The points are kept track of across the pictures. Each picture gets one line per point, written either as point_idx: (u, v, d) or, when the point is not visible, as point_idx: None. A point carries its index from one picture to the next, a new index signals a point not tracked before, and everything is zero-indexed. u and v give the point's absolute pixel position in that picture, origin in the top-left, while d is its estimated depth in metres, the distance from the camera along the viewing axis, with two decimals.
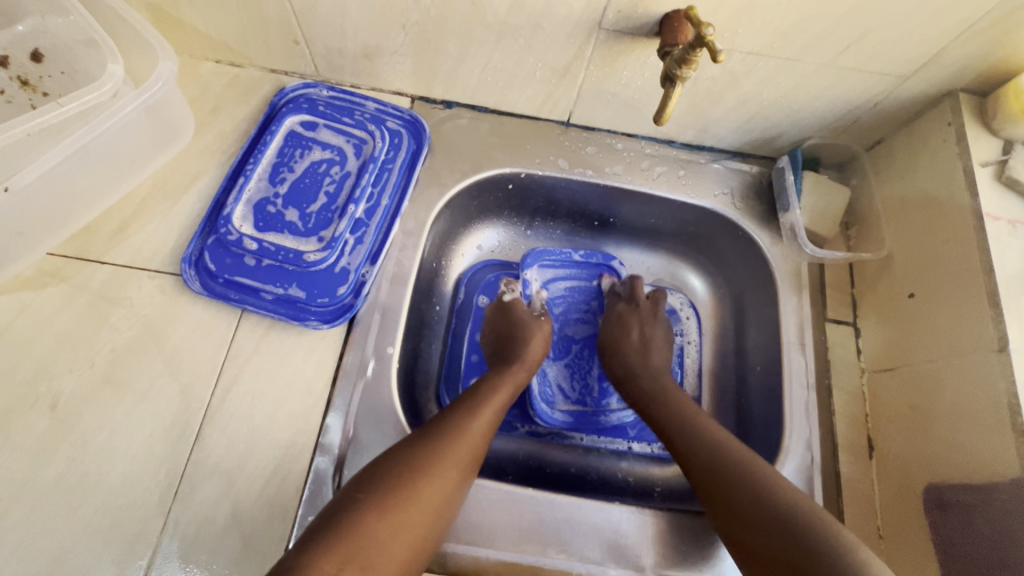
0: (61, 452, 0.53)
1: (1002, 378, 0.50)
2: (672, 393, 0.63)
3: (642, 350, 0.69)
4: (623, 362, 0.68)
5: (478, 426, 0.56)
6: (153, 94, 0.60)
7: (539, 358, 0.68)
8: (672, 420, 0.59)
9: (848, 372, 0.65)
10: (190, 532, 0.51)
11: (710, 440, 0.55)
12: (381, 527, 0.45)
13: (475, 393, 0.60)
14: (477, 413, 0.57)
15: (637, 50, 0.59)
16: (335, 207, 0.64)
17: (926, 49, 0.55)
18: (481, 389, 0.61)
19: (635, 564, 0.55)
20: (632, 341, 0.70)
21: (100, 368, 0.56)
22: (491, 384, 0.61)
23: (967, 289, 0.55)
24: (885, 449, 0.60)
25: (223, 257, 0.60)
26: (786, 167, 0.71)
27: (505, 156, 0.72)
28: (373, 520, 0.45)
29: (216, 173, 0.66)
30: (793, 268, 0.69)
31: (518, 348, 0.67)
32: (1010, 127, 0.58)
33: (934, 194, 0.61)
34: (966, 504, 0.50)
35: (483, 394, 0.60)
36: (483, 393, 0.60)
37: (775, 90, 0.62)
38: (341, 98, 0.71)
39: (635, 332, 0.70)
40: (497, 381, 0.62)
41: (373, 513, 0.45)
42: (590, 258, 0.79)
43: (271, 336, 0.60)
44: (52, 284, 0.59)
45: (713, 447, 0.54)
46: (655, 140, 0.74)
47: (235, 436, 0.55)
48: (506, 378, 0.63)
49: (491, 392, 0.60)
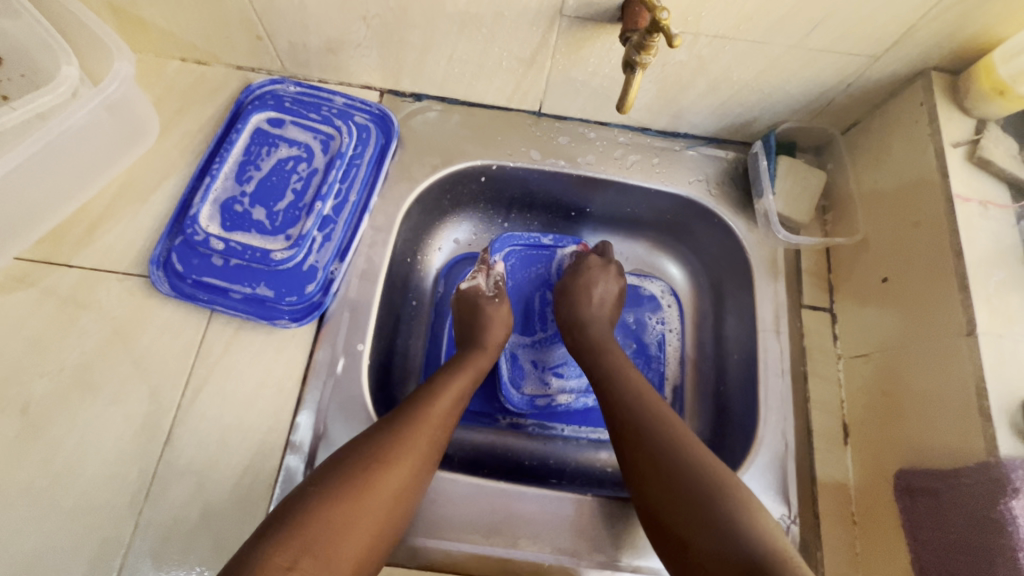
0: (33, 456, 0.53)
1: (970, 363, 0.49)
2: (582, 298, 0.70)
3: (597, 308, 0.69)
4: (575, 311, 0.69)
5: (436, 411, 0.56)
6: (110, 95, 0.59)
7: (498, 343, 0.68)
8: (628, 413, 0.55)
9: (824, 359, 0.64)
10: (163, 531, 0.52)
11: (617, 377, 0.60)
12: (336, 513, 0.45)
13: (435, 379, 0.60)
14: (435, 399, 0.57)
15: (601, 37, 0.58)
16: (302, 204, 0.64)
17: (894, 29, 0.54)
18: (440, 375, 0.61)
19: (607, 555, 0.55)
20: (589, 295, 0.70)
21: (69, 371, 0.56)
22: (452, 370, 0.62)
23: (938, 273, 0.54)
24: (859, 434, 0.60)
25: (190, 258, 0.60)
26: (760, 152, 0.70)
27: (476, 148, 0.71)
28: (325, 509, 0.45)
29: (182, 174, 0.65)
30: (769, 254, 0.68)
31: (478, 332, 0.67)
32: (982, 105, 0.57)
33: (907, 176, 0.60)
34: (935, 491, 0.50)
35: (443, 379, 0.60)
36: (441, 377, 0.60)
37: (744, 73, 0.61)
38: (308, 93, 0.70)
39: (598, 289, 0.70)
40: (458, 367, 0.62)
41: (323, 502, 0.46)
42: (562, 242, 0.78)
43: (241, 336, 0.60)
44: (21, 288, 0.58)
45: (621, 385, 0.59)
46: (628, 128, 0.73)
47: (206, 436, 0.55)
48: (465, 365, 0.63)
49: (449, 378, 0.60)
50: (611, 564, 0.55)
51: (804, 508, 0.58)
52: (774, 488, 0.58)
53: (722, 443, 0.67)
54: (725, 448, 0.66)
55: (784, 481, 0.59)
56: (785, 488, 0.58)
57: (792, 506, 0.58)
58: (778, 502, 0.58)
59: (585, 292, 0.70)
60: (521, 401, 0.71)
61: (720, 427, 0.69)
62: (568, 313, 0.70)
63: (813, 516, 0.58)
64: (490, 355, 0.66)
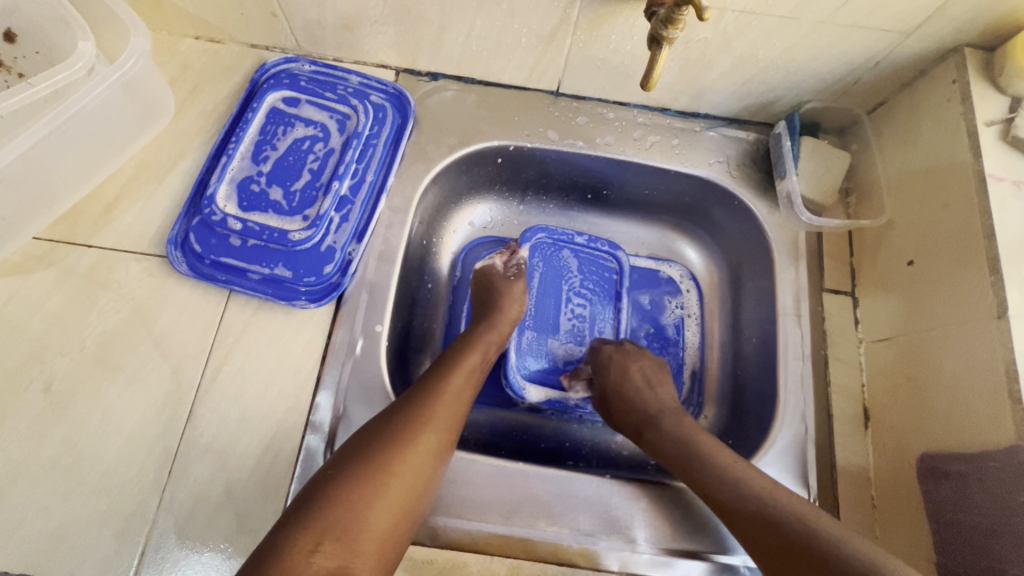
0: (57, 433, 0.53)
1: (1000, 345, 0.49)
2: (626, 388, 0.64)
3: (639, 396, 0.63)
4: (634, 414, 0.63)
5: (449, 392, 0.55)
6: (129, 70, 0.59)
7: (511, 319, 0.66)
8: (718, 483, 0.52)
9: (845, 343, 0.64)
10: (186, 508, 0.52)
11: (682, 437, 0.58)
12: (356, 493, 0.45)
13: (445, 360, 0.60)
14: (447, 378, 0.56)
15: (623, 13, 0.57)
16: (319, 184, 0.63)
17: (927, 5, 0.52)
18: (451, 355, 0.60)
19: (626, 535, 0.56)
20: (638, 383, 0.64)
21: (91, 350, 0.56)
22: (462, 348, 0.61)
23: (968, 254, 0.53)
24: (880, 418, 0.59)
25: (209, 238, 0.60)
26: (784, 133, 0.68)
27: (493, 129, 0.70)
28: (344, 490, 0.45)
29: (198, 155, 0.65)
30: (790, 237, 0.68)
31: (491, 308, 0.67)
32: (1017, 83, 0.55)
33: (937, 157, 0.59)
34: (959, 473, 0.50)
35: (453, 359, 0.59)
36: (453, 356, 0.60)
37: (770, 51, 0.60)
38: (323, 72, 0.69)
39: (635, 370, 0.65)
40: (469, 345, 0.62)
41: (342, 483, 0.46)
42: (594, 244, 0.77)
43: (260, 316, 0.59)
44: (42, 268, 0.59)
45: (695, 447, 0.56)
46: (648, 109, 0.72)
47: (227, 416, 0.55)
48: (476, 345, 0.62)
49: (460, 358, 0.59)
50: (630, 544, 0.55)
51: (824, 492, 0.58)
52: (794, 472, 0.58)
53: (739, 427, 0.67)
54: (742, 432, 0.66)
55: (804, 465, 0.58)
56: (805, 471, 0.58)
57: (811, 489, 0.57)
58: (797, 486, 0.58)
59: (629, 381, 0.64)
60: (520, 389, 0.69)
61: (738, 410, 0.68)
62: (633, 419, 0.63)
63: (832, 499, 0.58)
64: (500, 337, 0.65)
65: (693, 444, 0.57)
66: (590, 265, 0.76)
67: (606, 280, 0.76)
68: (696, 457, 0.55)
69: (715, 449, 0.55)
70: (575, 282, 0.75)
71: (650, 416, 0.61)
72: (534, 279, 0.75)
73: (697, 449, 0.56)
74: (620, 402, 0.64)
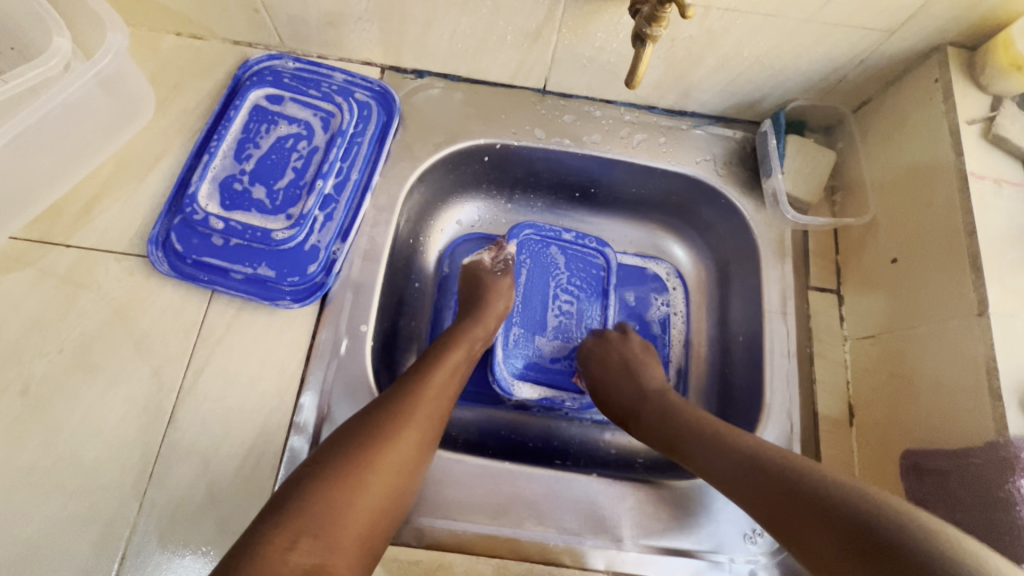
0: (35, 436, 0.53)
1: (981, 343, 0.49)
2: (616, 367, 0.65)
3: (628, 375, 0.64)
4: (625, 393, 0.64)
5: (431, 388, 0.55)
6: (103, 68, 0.58)
7: (497, 313, 0.66)
8: (693, 439, 0.54)
9: (831, 341, 0.64)
10: (168, 511, 0.51)
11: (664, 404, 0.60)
12: (335, 490, 0.45)
13: (429, 353, 0.60)
14: (430, 375, 0.56)
15: (608, 11, 0.56)
16: (303, 183, 0.62)
17: (909, 4, 0.53)
18: (434, 350, 0.60)
19: (612, 534, 0.56)
20: (623, 362, 0.66)
21: (69, 352, 0.56)
22: (445, 343, 0.61)
23: (950, 251, 0.54)
24: (865, 415, 0.60)
25: (190, 238, 0.59)
26: (769, 131, 0.68)
27: (480, 127, 0.69)
28: (323, 487, 0.45)
29: (179, 153, 0.64)
30: (776, 235, 0.68)
31: (476, 303, 0.66)
32: (998, 81, 0.56)
33: (921, 156, 0.59)
34: (942, 470, 0.50)
35: (437, 353, 0.59)
36: (434, 351, 0.60)
37: (755, 49, 0.60)
38: (307, 69, 0.68)
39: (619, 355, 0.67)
40: (453, 339, 0.62)
41: (321, 480, 0.45)
42: (582, 241, 0.77)
43: (242, 317, 0.59)
44: (18, 268, 0.58)
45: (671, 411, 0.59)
46: (635, 106, 0.72)
47: (209, 417, 0.55)
48: (460, 341, 0.61)
49: (443, 353, 0.59)
50: (616, 543, 0.55)
51: None
52: None
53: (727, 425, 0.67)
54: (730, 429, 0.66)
55: None
56: None
57: None
58: None
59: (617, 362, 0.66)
60: (508, 385, 0.68)
61: (725, 408, 0.69)
62: (624, 396, 0.63)
63: None
64: (485, 332, 0.64)
65: (672, 409, 0.59)
66: (577, 262, 0.76)
67: (591, 277, 0.76)
68: (673, 419, 0.58)
69: (686, 410, 0.58)
70: (563, 279, 0.75)
71: (639, 392, 0.63)
72: (521, 275, 0.74)
73: (676, 416, 0.58)
74: (608, 383, 0.65)
